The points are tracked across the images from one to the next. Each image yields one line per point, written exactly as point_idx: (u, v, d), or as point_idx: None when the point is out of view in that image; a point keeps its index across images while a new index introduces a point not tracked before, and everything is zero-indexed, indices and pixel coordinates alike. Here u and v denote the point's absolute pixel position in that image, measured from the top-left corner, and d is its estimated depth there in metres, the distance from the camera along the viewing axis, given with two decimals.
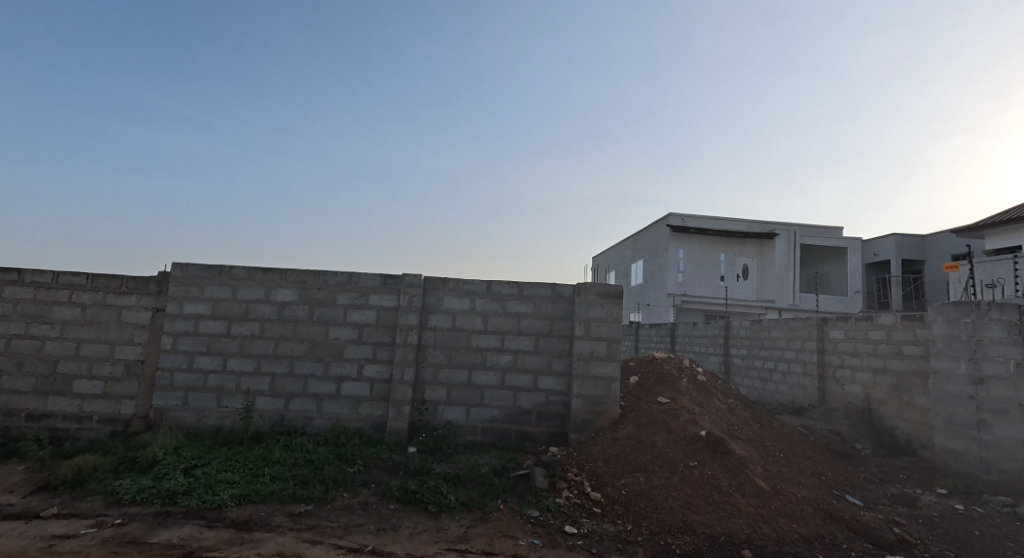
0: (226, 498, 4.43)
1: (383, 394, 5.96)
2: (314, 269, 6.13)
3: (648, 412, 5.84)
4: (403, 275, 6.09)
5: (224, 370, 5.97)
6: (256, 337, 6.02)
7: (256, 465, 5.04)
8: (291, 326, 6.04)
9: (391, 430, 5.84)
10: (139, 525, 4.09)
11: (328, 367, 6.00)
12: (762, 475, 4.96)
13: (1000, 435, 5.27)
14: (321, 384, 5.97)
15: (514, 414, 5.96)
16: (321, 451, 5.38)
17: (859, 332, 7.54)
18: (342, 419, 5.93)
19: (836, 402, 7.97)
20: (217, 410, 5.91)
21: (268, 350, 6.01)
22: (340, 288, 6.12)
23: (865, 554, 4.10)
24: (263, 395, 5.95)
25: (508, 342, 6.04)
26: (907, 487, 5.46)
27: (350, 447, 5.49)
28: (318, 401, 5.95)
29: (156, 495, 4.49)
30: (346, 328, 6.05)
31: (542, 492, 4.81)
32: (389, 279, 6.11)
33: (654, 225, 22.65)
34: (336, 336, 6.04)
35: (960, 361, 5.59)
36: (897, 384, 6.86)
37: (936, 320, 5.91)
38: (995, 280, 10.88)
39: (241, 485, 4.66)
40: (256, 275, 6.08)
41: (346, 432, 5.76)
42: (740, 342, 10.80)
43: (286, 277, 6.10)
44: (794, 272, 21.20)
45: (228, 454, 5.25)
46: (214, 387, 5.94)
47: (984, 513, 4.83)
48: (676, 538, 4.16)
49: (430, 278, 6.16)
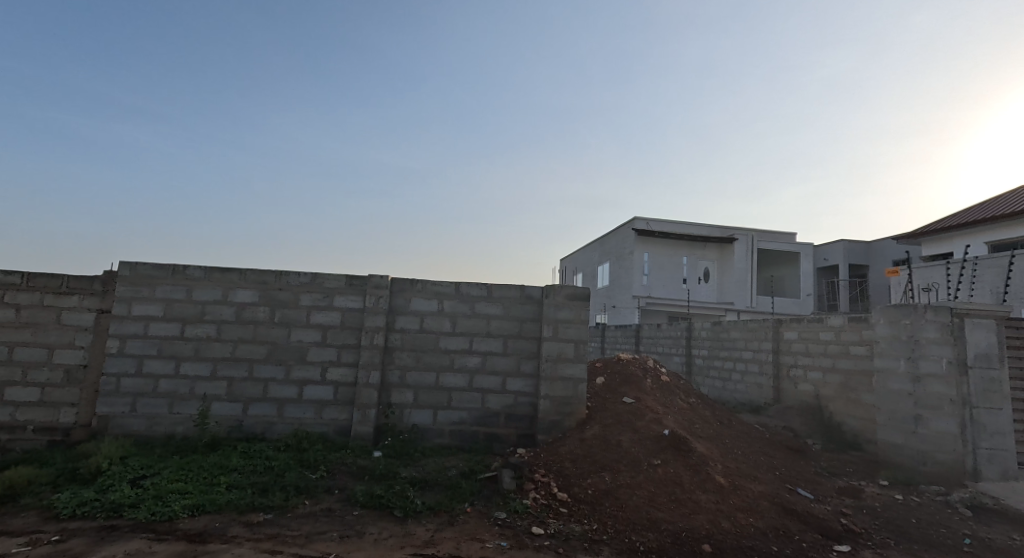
0: (178, 509, 4.41)
1: (348, 397, 6.00)
2: (275, 270, 6.12)
3: (615, 413, 6.07)
4: (369, 277, 6.14)
5: (177, 374, 5.91)
6: (213, 339, 5.99)
7: (211, 473, 5.03)
8: (251, 328, 6.03)
9: (356, 434, 5.90)
10: (80, 541, 4.03)
11: (290, 370, 6.01)
12: (722, 471, 5.21)
13: (936, 428, 5.59)
14: (283, 388, 5.98)
15: (482, 415, 6.07)
16: (282, 457, 5.40)
17: (811, 333, 7.90)
18: (305, 423, 5.95)
19: (789, 399, 8.33)
20: (169, 416, 5.85)
21: (225, 353, 5.98)
22: (302, 289, 6.13)
23: (815, 544, 4.36)
24: (220, 399, 5.92)
25: (476, 344, 6.15)
26: (853, 480, 5.78)
27: (313, 453, 5.53)
28: (280, 406, 5.96)
29: (100, 509, 4.44)
30: (309, 329, 6.08)
31: (509, 494, 4.94)
32: (354, 280, 6.15)
33: (621, 228, 23.02)
34: (299, 338, 6.06)
35: (899, 360, 5.94)
36: (845, 382, 7.21)
37: (879, 320, 6.25)
38: (930, 284, 11.62)
39: (194, 495, 4.65)
40: (212, 275, 6.05)
41: (309, 437, 5.78)
42: (702, 343, 11.16)
43: (245, 277, 6.08)
44: (752, 275, 21.87)
45: (180, 463, 5.22)
46: (165, 393, 5.88)
47: (921, 502, 5.15)
48: (639, 535, 4.32)
49: (397, 280, 6.23)
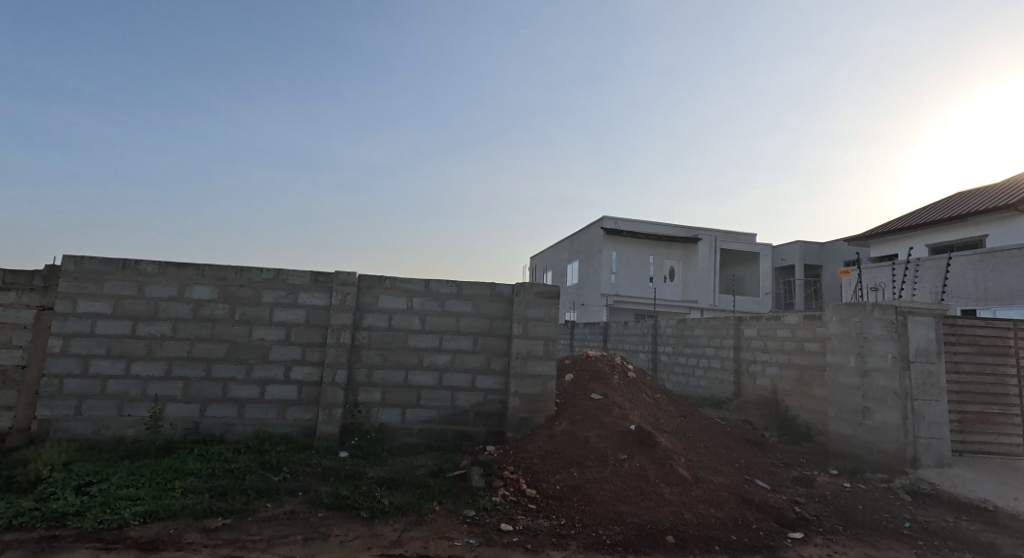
0: (129, 516, 4.32)
1: (313, 396, 6.03)
2: (236, 266, 6.10)
3: (583, 409, 6.25)
4: (335, 274, 6.18)
5: (128, 375, 5.84)
6: (167, 337, 5.94)
7: (165, 479, 4.98)
8: (210, 326, 6.00)
9: (321, 435, 5.93)
10: (20, 553, 3.87)
11: (251, 370, 6.01)
12: (685, 464, 5.42)
13: (880, 420, 5.92)
14: (243, 388, 5.98)
15: (452, 413, 6.17)
16: (242, 460, 5.41)
17: (769, 330, 8.23)
18: (266, 424, 5.97)
19: (749, 394, 8.66)
20: (118, 419, 5.78)
21: (181, 352, 5.94)
22: (264, 286, 6.13)
23: (771, 533, 4.60)
24: (175, 400, 5.89)
25: (446, 342, 6.25)
26: (806, 469, 6.09)
27: (275, 454, 5.55)
28: (240, 406, 5.96)
29: (40, 519, 4.27)
30: (272, 327, 6.09)
31: (478, 492, 5.05)
32: (320, 277, 6.18)
33: (590, 227, 23.34)
34: (261, 336, 6.06)
35: (849, 356, 6.28)
36: (800, 377, 7.54)
37: (832, 318, 6.58)
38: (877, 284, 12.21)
39: (146, 501, 4.57)
40: (168, 271, 6.00)
41: (271, 438, 5.80)
42: (667, 340, 11.47)
43: (203, 273, 6.04)
44: (715, 274, 22.47)
45: (130, 468, 5.16)
46: (115, 394, 5.80)
47: (867, 489, 5.46)
48: (606, 529, 4.48)
49: (365, 277, 6.27)
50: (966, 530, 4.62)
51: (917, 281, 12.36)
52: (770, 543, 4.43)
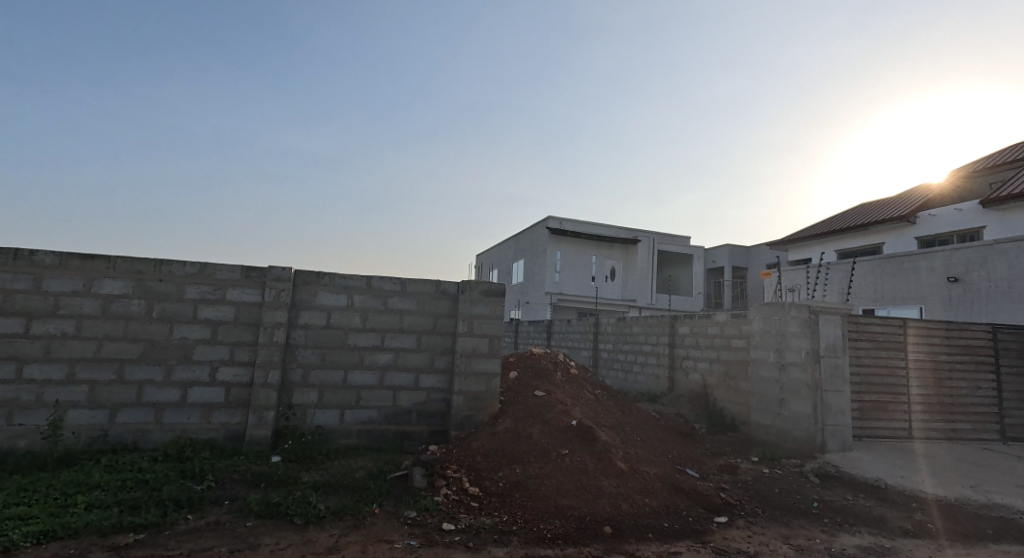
0: (22, 537, 3.97)
1: (241, 398, 5.95)
2: (153, 260, 5.89)
3: (526, 405, 6.46)
4: (269, 270, 6.13)
5: (20, 379, 5.46)
6: (69, 337, 5.60)
7: (67, 494, 4.66)
8: (122, 324, 5.73)
9: (250, 438, 5.86)
10: None
11: (171, 372, 5.82)
12: (622, 457, 5.75)
13: (795, 410, 6.43)
14: (161, 391, 5.77)
15: (393, 414, 6.27)
16: (158, 469, 5.22)
17: (701, 328, 8.72)
18: (188, 429, 5.81)
19: (681, 388, 9.13)
20: (8, 428, 5.39)
21: (86, 352, 5.62)
22: (187, 281, 5.95)
23: (701, 518, 4.95)
24: (78, 407, 5.56)
25: (388, 341, 6.34)
26: (731, 457, 6.54)
27: (198, 462, 5.41)
28: (157, 412, 5.74)
29: None
30: (195, 326, 5.93)
31: (420, 492, 5.15)
32: (251, 273, 6.08)
33: (535, 226, 23.69)
34: (182, 335, 5.89)
35: (770, 351, 6.79)
36: (727, 371, 8.03)
37: (756, 317, 7.07)
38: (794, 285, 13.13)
39: (43, 519, 4.23)
40: (71, 263, 5.67)
41: (193, 444, 5.68)
42: (607, 338, 11.89)
43: (114, 266, 5.77)
44: (653, 274, 23.34)
45: (23, 484, 4.80)
46: (5, 401, 5.41)
47: (783, 474, 5.94)
48: (547, 523, 4.65)
49: (302, 273, 6.25)
50: (865, 507, 5.13)
51: (825, 286, 13.46)
52: (698, 528, 4.77)
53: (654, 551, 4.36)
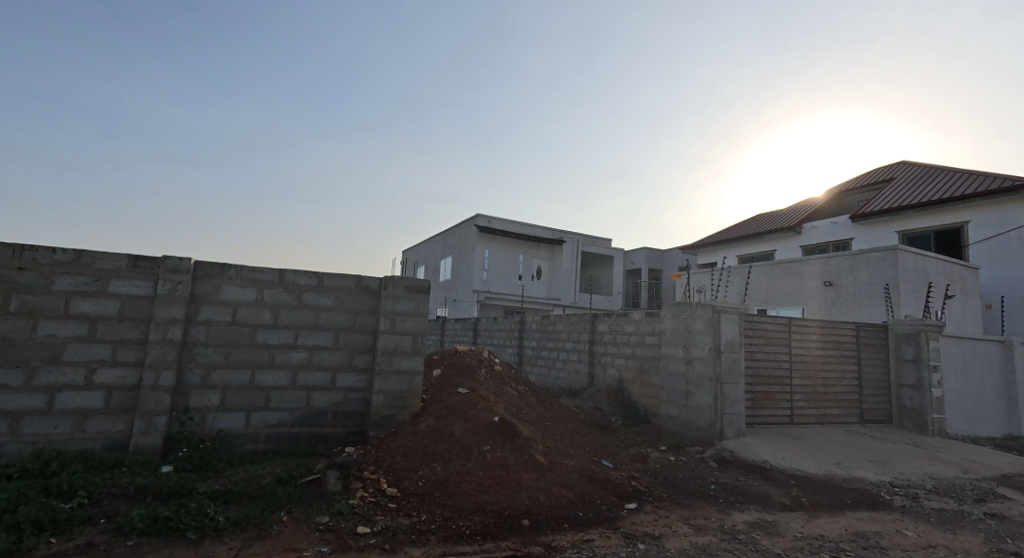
0: None
1: (125, 403, 5.49)
2: (14, 247, 5.31)
3: (448, 404, 6.58)
4: (163, 260, 5.73)
5: None
6: None
7: None
8: None
9: (136, 447, 5.44)
10: None
11: (33, 375, 5.25)
12: (542, 451, 6.00)
13: (699, 402, 6.96)
14: (21, 398, 5.20)
15: (307, 415, 6.14)
16: (17, 486, 4.64)
17: (618, 326, 9.21)
18: (55, 439, 5.25)
19: (599, 383, 9.61)
20: None
21: None
22: (58, 271, 5.41)
23: (614, 506, 5.31)
24: None
25: (302, 339, 6.21)
26: (641, 448, 6.99)
27: (67, 476, 4.86)
28: (14, 421, 5.15)
29: None
30: (68, 322, 5.40)
31: (334, 496, 5.09)
32: (140, 263, 5.65)
33: (463, 223, 23.76)
34: (52, 333, 5.34)
35: (678, 348, 7.30)
36: (641, 366, 8.55)
37: (666, 316, 7.59)
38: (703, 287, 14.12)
39: None
40: None
41: (61, 457, 5.13)
42: (532, 335, 12.26)
43: None
44: (576, 275, 24.26)
45: None
46: None
47: (687, 461, 6.45)
48: (466, 520, 4.81)
49: (202, 265, 5.91)
50: (754, 486, 5.70)
51: (725, 288, 14.47)
52: (609, 515, 5.13)
53: (569, 539, 4.64)
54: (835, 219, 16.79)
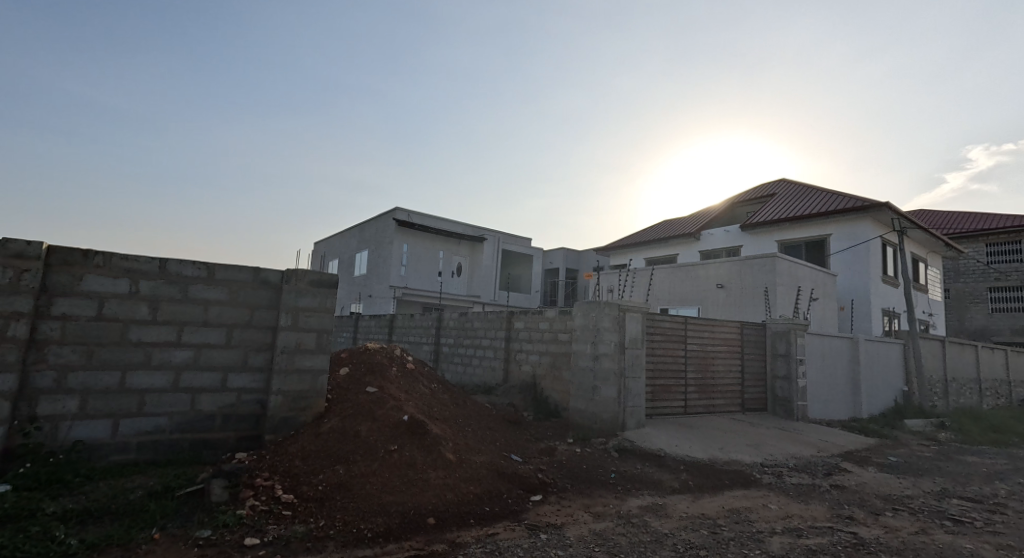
0: None
1: None
2: None
3: (353, 403, 6.20)
4: (6, 243, 4.77)
5: None
6: None
7: None
8: None
9: None
10: None
11: None
12: (451, 449, 5.91)
13: (605, 396, 7.35)
14: None
15: (191, 419, 5.44)
16: None
17: (533, 323, 9.49)
18: None
19: (513, 379, 9.85)
20: None
21: None
22: None
23: (519, 501, 5.48)
24: None
25: (186, 336, 5.49)
26: (550, 441, 7.24)
27: None
28: None
29: None
30: None
31: (219, 507, 4.57)
32: None
33: (382, 217, 23.33)
34: None
35: (587, 344, 7.65)
36: (553, 362, 8.86)
37: (577, 314, 7.91)
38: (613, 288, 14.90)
39: None
40: None
41: None
42: (449, 332, 12.32)
43: None
44: (495, 272, 24.74)
45: None
46: None
47: (591, 452, 6.76)
48: (369, 523, 4.58)
49: (58, 252, 5.03)
50: (649, 473, 6.11)
51: (630, 287, 15.21)
52: (515, 508, 5.32)
53: (473, 534, 4.76)
54: (728, 228, 18.29)
